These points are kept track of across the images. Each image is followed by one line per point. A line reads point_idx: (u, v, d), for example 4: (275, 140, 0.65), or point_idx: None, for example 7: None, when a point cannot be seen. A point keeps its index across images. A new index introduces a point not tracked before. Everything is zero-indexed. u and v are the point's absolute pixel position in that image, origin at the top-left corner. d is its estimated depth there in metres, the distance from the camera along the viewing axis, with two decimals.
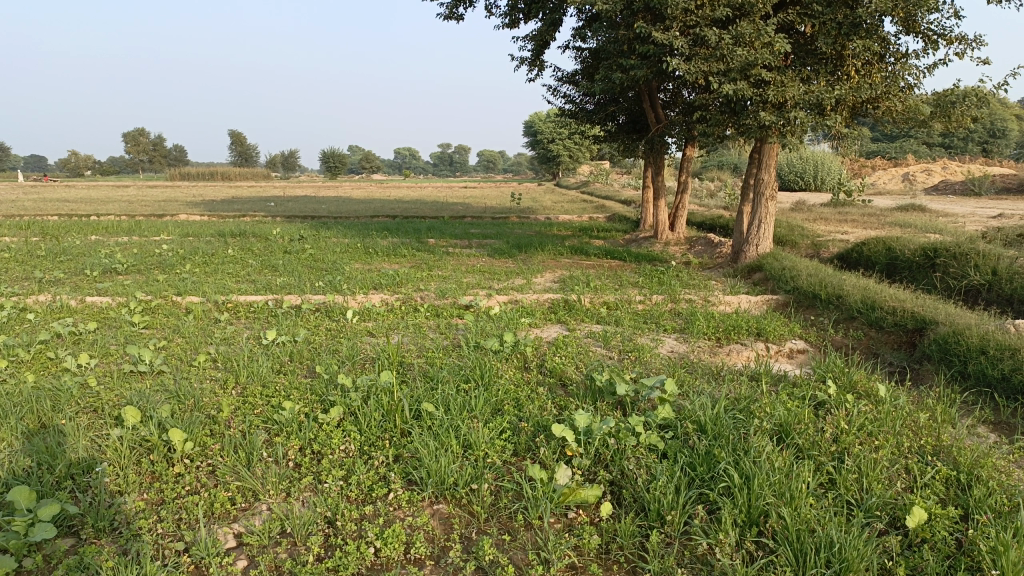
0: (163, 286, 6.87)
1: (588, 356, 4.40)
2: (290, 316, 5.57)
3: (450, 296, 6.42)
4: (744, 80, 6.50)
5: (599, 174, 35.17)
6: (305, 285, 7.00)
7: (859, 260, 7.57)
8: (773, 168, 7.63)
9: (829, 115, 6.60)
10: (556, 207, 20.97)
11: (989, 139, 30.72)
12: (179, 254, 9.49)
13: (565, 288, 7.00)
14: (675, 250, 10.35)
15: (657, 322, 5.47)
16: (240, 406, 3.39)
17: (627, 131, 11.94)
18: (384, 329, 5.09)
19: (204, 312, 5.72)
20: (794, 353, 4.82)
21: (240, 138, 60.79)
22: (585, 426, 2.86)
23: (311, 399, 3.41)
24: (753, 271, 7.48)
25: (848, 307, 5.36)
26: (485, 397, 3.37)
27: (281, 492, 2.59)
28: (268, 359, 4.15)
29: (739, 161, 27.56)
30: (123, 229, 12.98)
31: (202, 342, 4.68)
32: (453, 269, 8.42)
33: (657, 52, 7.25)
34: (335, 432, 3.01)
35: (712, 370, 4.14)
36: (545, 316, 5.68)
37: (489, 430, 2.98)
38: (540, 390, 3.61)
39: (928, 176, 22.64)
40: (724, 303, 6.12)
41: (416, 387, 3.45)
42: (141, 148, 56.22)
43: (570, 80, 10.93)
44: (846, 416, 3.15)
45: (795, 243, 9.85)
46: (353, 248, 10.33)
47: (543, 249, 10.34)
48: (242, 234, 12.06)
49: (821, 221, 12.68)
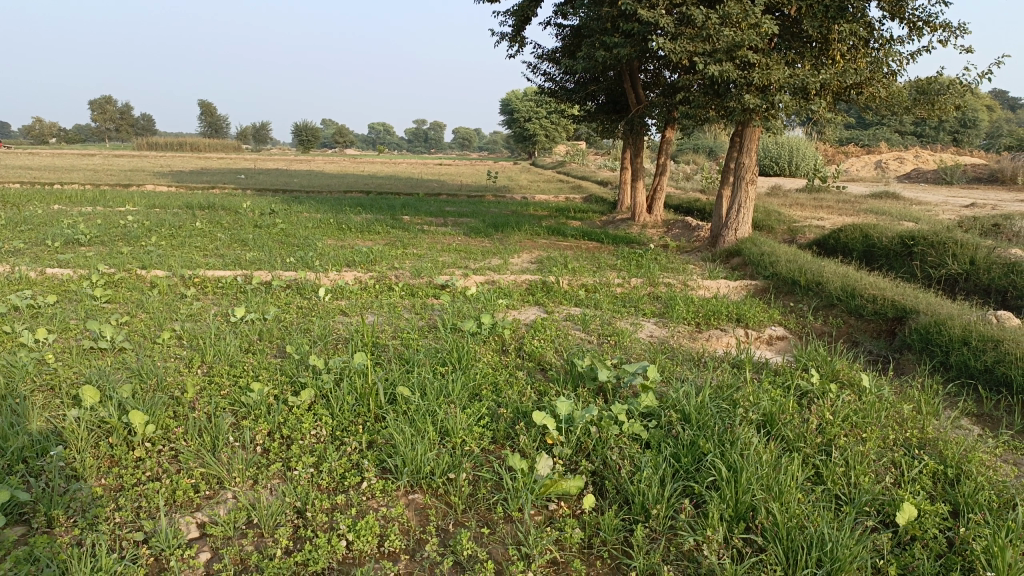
0: (128, 259, 6.65)
1: (567, 339, 4.32)
2: (260, 293, 5.40)
3: (426, 275, 6.29)
4: (729, 61, 6.40)
5: (575, 154, 35.04)
6: (276, 261, 6.82)
7: (836, 247, 7.56)
8: (754, 152, 7.56)
9: (813, 100, 6.54)
10: (531, 187, 20.83)
11: (960, 129, 31.08)
12: (145, 226, 9.22)
13: (542, 269, 6.90)
14: (653, 232, 10.29)
15: (636, 306, 5.39)
16: (205, 387, 3.25)
17: (607, 111, 11.81)
18: (358, 308, 4.96)
19: (170, 287, 5.53)
20: (773, 340, 4.77)
21: (211, 109, 59.61)
22: (567, 414, 2.77)
23: (282, 380, 3.28)
24: (731, 255, 7.43)
25: (828, 295, 5.32)
26: (462, 382, 3.27)
27: (247, 479, 2.46)
28: (236, 337, 4.00)
29: (714, 145, 27.58)
30: (87, 199, 12.60)
31: (167, 318, 4.51)
32: (428, 247, 8.27)
33: (642, 30, 7.13)
34: (306, 416, 2.88)
35: (692, 357, 4.07)
36: (523, 298, 5.58)
37: (467, 416, 2.88)
38: (518, 374, 3.51)
39: (900, 164, 22.85)
40: (703, 287, 6.07)
41: (390, 370, 3.33)
42: (108, 115, 54.81)
43: (550, 58, 10.77)
44: (831, 406, 3.09)
45: (772, 228, 9.84)
46: (326, 223, 10.12)
47: (519, 228, 10.21)
48: (211, 207, 11.76)
49: (797, 206, 12.70)
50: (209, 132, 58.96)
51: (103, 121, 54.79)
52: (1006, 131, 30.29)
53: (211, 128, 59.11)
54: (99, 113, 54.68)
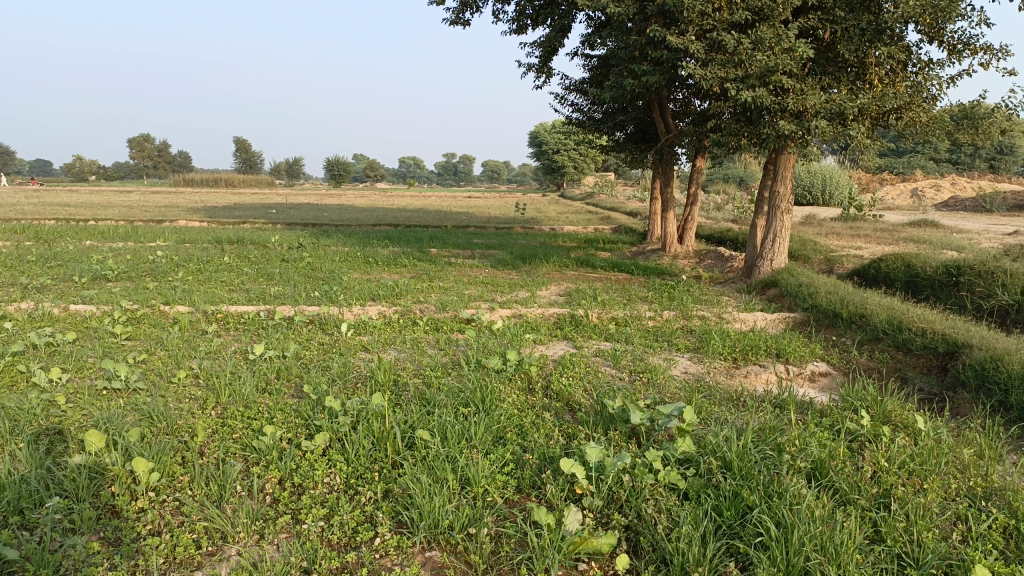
0: (152, 295, 6.59)
1: (597, 377, 4.12)
2: (282, 328, 5.29)
3: (451, 309, 6.14)
4: (762, 87, 6.23)
5: (603, 186, 34.97)
6: (300, 295, 6.72)
7: (877, 278, 7.27)
8: (789, 181, 7.34)
9: (851, 126, 6.33)
10: (560, 218, 20.71)
11: (997, 155, 30.44)
12: (173, 261, 9.23)
13: (571, 302, 6.71)
14: (685, 263, 10.06)
15: (669, 340, 5.18)
16: (216, 430, 3.11)
17: (636, 141, 11.67)
18: (380, 344, 4.81)
19: (192, 323, 5.44)
20: (816, 376, 4.52)
21: (245, 145, 60.76)
22: (597, 460, 2.57)
23: (296, 423, 3.12)
24: (767, 287, 7.18)
25: (872, 328, 5.06)
26: (486, 424, 3.08)
27: (253, 534, 2.30)
28: (253, 376, 3.86)
29: (744, 175, 27.29)
30: (119, 234, 12.72)
31: (186, 356, 4.40)
32: (455, 280, 8.13)
33: (671, 58, 6.99)
34: (319, 463, 2.71)
35: (730, 396, 3.84)
36: (551, 333, 5.39)
37: (490, 463, 2.69)
38: (545, 416, 3.32)
39: (937, 192, 22.36)
40: (739, 320, 5.83)
41: (410, 411, 3.16)
42: (146, 153, 56.10)
43: (578, 88, 10.68)
44: (885, 451, 2.85)
45: (808, 258, 9.56)
46: (353, 257, 10.06)
47: (548, 260, 10.05)
48: (241, 241, 11.79)
49: (833, 235, 12.39)
50: (243, 168, 60.02)
51: (141, 159, 56.06)
52: None
53: (245, 164, 60.18)
54: (137, 151, 55.99)
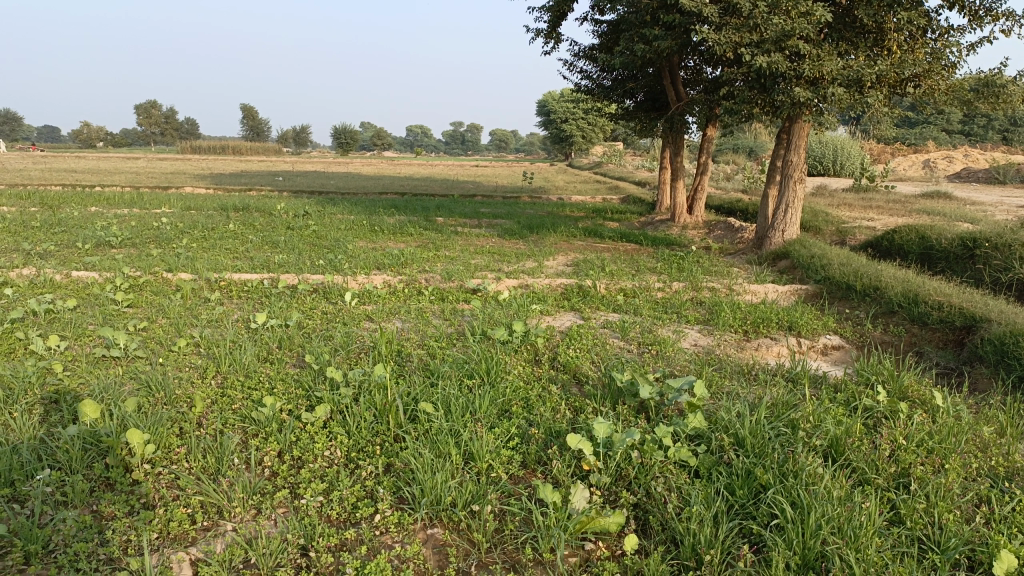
0: (155, 262, 6.51)
1: (605, 349, 4.03)
2: (285, 297, 5.20)
3: (457, 278, 6.04)
4: (778, 53, 6.06)
5: (612, 155, 34.61)
6: (304, 263, 6.63)
7: (890, 249, 7.13)
8: (803, 150, 7.17)
9: (868, 93, 6.15)
10: (568, 187, 20.52)
11: (1011, 126, 29.96)
12: (177, 227, 9.15)
13: (579, 272, 6.61)
14: (694, 234, 9.92)
15: (678, 312, 5.08)
16: (215, 400, 3.04)
17: (646, 109, 11.46)
18: (385, 314, 4.73)
19: (194, 291, 5.36)
20: (828, 350, 4.42)
21: (252, 112, 60.35)
22: (606, 436, 2.49)
23: (297, 393, 3.05)
24: (779, 258, 7.06)
25: (887, 301, 4.94)
26: (491, 398, 3.00)
27: (250, 509, 2.23)
28: (253, 345, 3.79)
29: (755, 145, 26.95)
30: (124, 201, 12.62)
31: (186, 324, 4.32)
32: (461, 249, 8.02)
33: (684, 22, 6.80)
34: (320, 436, 2.65)
35: (741, 369, 3.75)
36: (558, 303, 5.29)
37: (495, 438, 2.62)
38: (552, 389, 3.24)
39: (950, 163, 22.03)
40: (750, 292, 5.72)
41: (414, 383, 3.08)
42: (152, 119, 55.78)
43: (587, 54, 10.46)
44: (903, 429, 2.76)
45: (820, 229, 9.41)
46: (359, 225, 9.95)
47: (555, 230, 9.92)
48: (246, 208, 11.69)
49: (845, 206, 12.21)
50: (250, 136, 59.68)
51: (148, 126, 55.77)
52: None
53: (252, 131, 59.82)
54: (144, 117, 55.68)
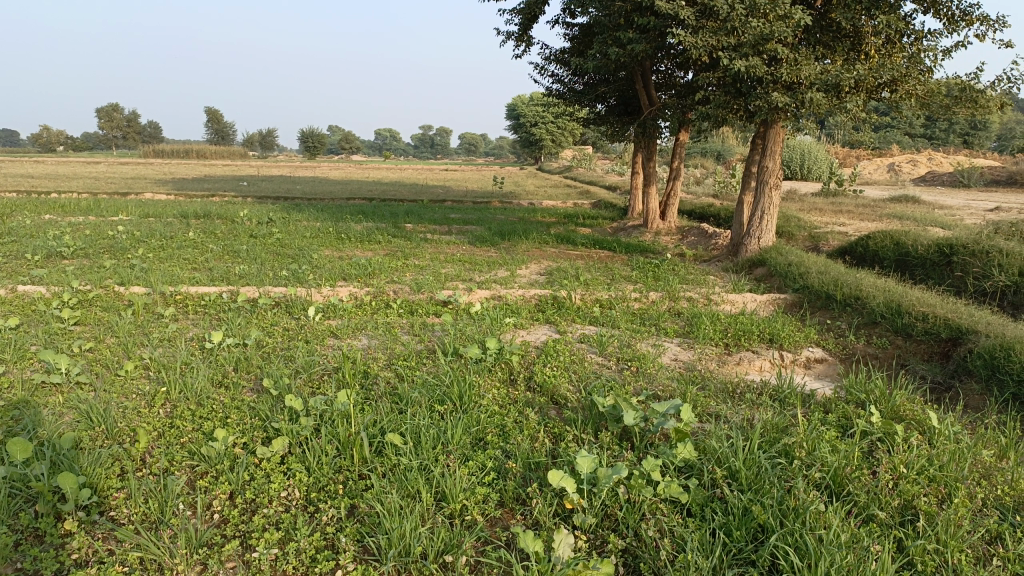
0: (108, 274, 6.18)
1: (583, 366, 3.84)
2: (244, 312, 4.93)
3: (427, 289, 5.81)
4: (756, 56, 5.95)
5: (581, 159, 34.56)
6: (267, 275, 6.36)
7: (866, 256, 7.05)
8: (778, 155, 7.06)
9: (846, 98, 6.05)
10: (538, 192, 20.39)
11: (971, 130, 30.45)
12: (134, 237, 8.79)
13: (552, 281, 6.42)
14: (667, 240, 9.79)
15: (657, 324, 4.91)
16: (163, 434, 2.79)
17: (618, 113, 11.33)
18: (350, 330, 4.50)
19: (147, 306, 5.07)
20: (811, 363, 4.28)
21: (216, 116, 59.27)
22: (590, 472, 2.29)
23: (252, 423, 2.81)
24: (755, 265, 6.93)
25: (869, 311, 4.82)
26: (464, 426, 2.79)
27: (195, 564, 2.00)
28: (207, 368, 3.52)
29: (723, 149, 27.05)
30: (80, 208, 12.17)
31: (136, 344, 4.04)
32: (431, 258, 7.79)
33: (659, 24, 6.66)
34: (277, 474, 2.42)
35: (726, 388, 3.57)
36: (532, 316, 5.09)
37: (469, 474, 2.41)
38: (530, 414, 3.03)
39: (914, 166, 22.29)
40: (728, 302, 5.57)
41: (380, 411, 2.86)
42: (114, 123, 54.50)
43: (559, 58, 10.29)
44: (903, 455, 2.60)
45: (792, 235, 9.34)
46: (324, 233, 9.66)
47: (527, 237, 9.73)
48: (207, 216, 11.33)
49: (816, 211, 12.19)
50: (216, 140, 58.65)
51: (110, 129, 54.55)
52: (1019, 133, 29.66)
53: (216, 135, 58.84)
54: (105, 121, 54.51)
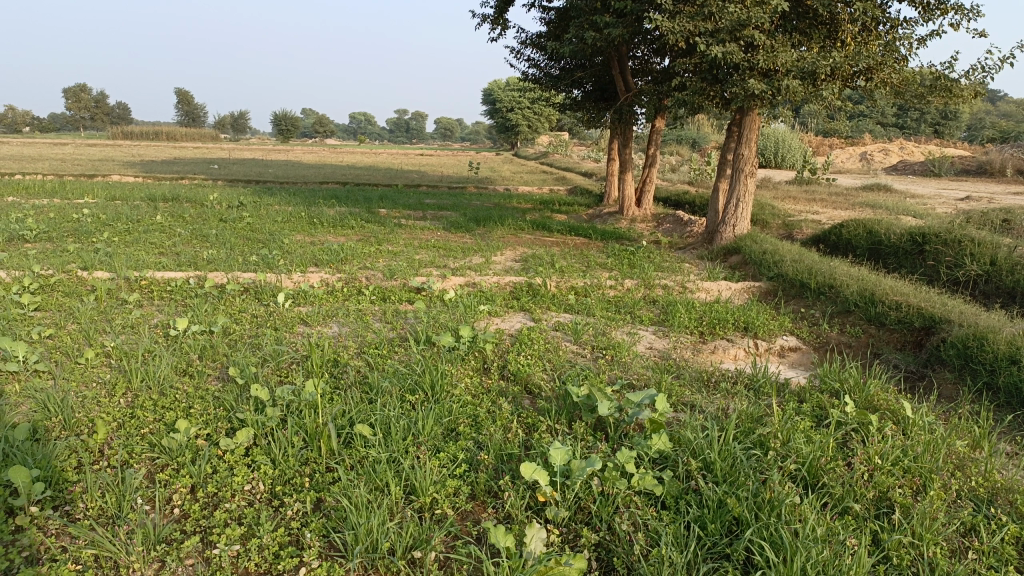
0: (70, 259, 6.01)
1: (558, 354, 3.80)
2: (212, 298, 4.81)
3: (400, 276, 5.72)
4: (733, 42, 5.92)
5: (557, 145, 34.45)
6: (236, 260, 6.22)
7: (839, 244, 7.08)
8: (753, 143, 7.04)
9: (822, 85, 6.04)
10: (514, 178, 20.29)
11: (942, 121, 30.79)
12: (100, 220, 8.58)
13: (527, 268, 6.36)
14: (643, 227, 9.77)
15: (632, 312, 4.87)
16: (123, 424, 2.69)
17: (594, 99, 11.26)
18: (321, 317, 4.41)
19: (111, 291, 4.93)
20: (785, 352, 4.27)
21: (187, 97, 58.13)
22: (564, 464, 2.24)
23: (216, 413, 2.72)
24: (730, 252, 6.93)
25: (843, 300, 4.83)
26: (436, 417, 2.73)
27: (153, 561, 1.92)
28: (170, 356, 3.42)
29: (698, 137, 27.11)
30: (44, 190, 11.86)
31: (99, 331, 3.92)
32: (405, 244, 7.69)
33: (636, 9, 6.61)
34: (241, 467, 2.35)
35: (700, 377, 3.55)
36: (506, 304, 5.03)
37: (440, 466, 2.35)
38: (503, 404, 2.97)
39: (886, 155, 22.51)
40: (703, 290, 5.55)
41: (349, 402, 2.79)
42: (82, 104, 53.33)
43: (535, 42, 10.20)
44: (878, 445, 2.59)
45: (766, 223, 9.37)
46: (297, 217, 9.51)
47: (503, 223, 9.65)
48: (176, 199, 11.10)
49: (790, 199, 12.26)
50: (187, 122, 57.64)
51: (77, 110, 53.36)
52: (989, 123, 30.07)
53: (187, 117, 57.84)
54: (72, 102, 53.32)
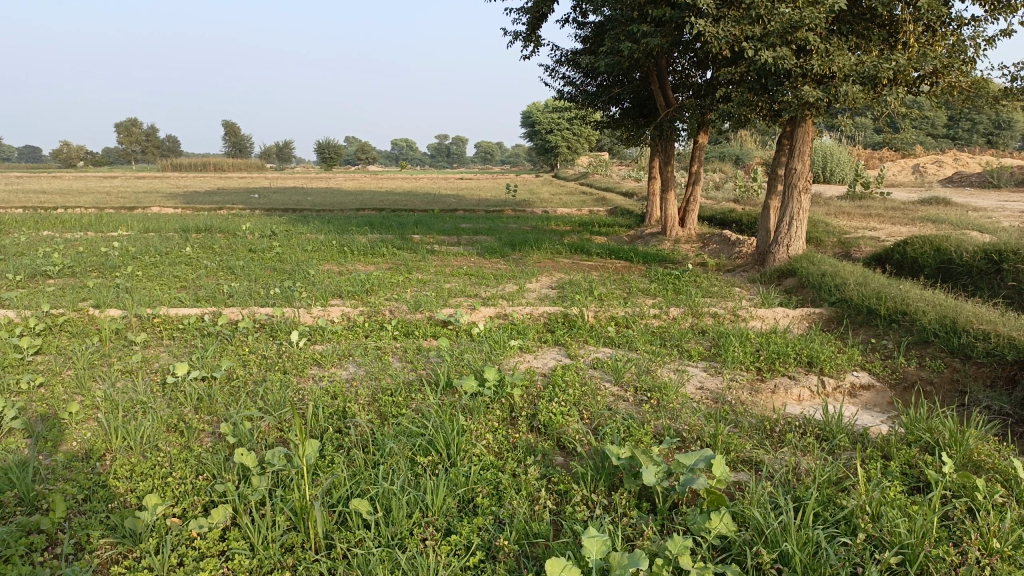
0: (86, 295, 5.76)
1: (595, 398, 3.36)
2: (223, 337, 4.48)
3: (426, 307, 5.33)
4: (784, 47, 5.48)
5: (597, 165, 34.03)
6: (257, 293, 5.91)
7: (904, 263, 6.51)
8: (807, 156, 6.51)
9: (884, 92, 5.54)
10: (553, 199, 19.94)
11: (995, 130, 29.56)
12: (128, 253, 8.40)
13: (563, 296, 5.93)
14: (687, 248, 9.28)
15: (678, 345, 4.41)
16: (89, 497, 2.32)
17: (633, 116, 10.84)
18: (336, 357, 4.04)
19: (118, 331, 4.63)
20: (857, 391, 3.77)
21: (233, 129, 59.17)
22: (601, 558, 1.80)
23: (195, 484, 2.35)
24: (784, 275, 6.40)
25: (920, 329, 4.30)
26: (448, 485, 2.31)
27: None
28: (161, 411, 3.07)
29: (741, 152, 26.42)
30: (81, 223, 11.83)
31: (93, 378, 3.59)
32: (436, 272, 7.30)
33: (675, 16, 6.18)
34: (210, 558, 1.95)
35: (760, 425, 3.06)
36: (539, 338, 4.60)
37: (450, 556, 1.93)
38: (530, 465, 2.54)
39: (939, 167, 21.56)
40: (758, 318, 5.05)
41: (349, 470, 2.39)
42: (133, 138, 54.75)
43: (570, 59, 9.83)
44: (993, 522, 2.09)
45: (820, 240, 8.80)
46: (327, 246, 9.22)
47: (539, 247, 9.25)
48: (209, 230, 10.97)
49: (844, 215, 11.63)
50: (232, 153, 58.72)
51: (128, 144, 54.72)
52: None
53: (233, 147, 58.92)
54: (123, 136, 54.77)
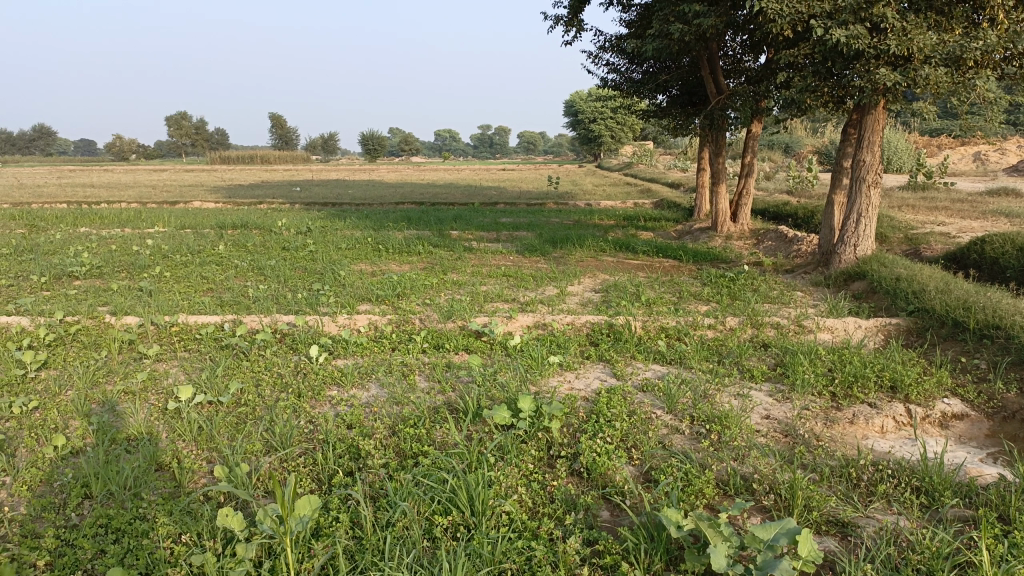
0: (106, 300, 5.48)
1: (647, 432, 2.91)
2: (239, 351, 4.15)
3: (458, 315, 4.92)
4: (857, 25, 4.97)
5: (641, 156, 33.23)
6: (282, 298, 5.58)
7: (983, 264, 5.91)
8: (877, 147, 5.93)
9: (969, 74, 4.97)
10: (596, 192, 19.38)
11: None
12: (160, 252, 8.16)
13: (608, 302, 5.48)
14: (740, 245, 8.71)
15: (739, 363, 3.93)
16: (53, 563, 1.99)
17: (682, 104, 10.29)
18: (356, 376, 3.66)
19: (131, 343, 4.32)
20: (948, 421, 3.28)
21: (280, 121, 59.54)
22: None
23: (173, 552, 1.99)
24: (852, 277, 5.83)
25: (1017, 348, 3.76)
26: (471, 561, 1.92)
27: None
28: (155, 445, 2.73)
29: (792, 141, 25.48)
30: (119, 219, 11.70)
31: (90, 402, 3.26)
32: (472, 273, 6.89)
33: None
34: None
35: (843, 471, 2.58)
36: (582, 352, 4.16)
37: None
38: (571, 529, 2.12)
39: (1003, 155, 20.46)
40: (826, 329, 4.54)
41: (352, 538, 2.01)
42: (183, 131, 55.57)
43: (614, 45, 9.34)
44: None
45: (885, 236, 8.18)
46: (361, 243, 8.88)
47: (582, 244, 8.78)
48: (245, 226, 10.74)
49: (908, 208, 10.92)
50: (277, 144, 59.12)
51: (178, 137, 55.48)
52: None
53: (279, 140, 59.50)
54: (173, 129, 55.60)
